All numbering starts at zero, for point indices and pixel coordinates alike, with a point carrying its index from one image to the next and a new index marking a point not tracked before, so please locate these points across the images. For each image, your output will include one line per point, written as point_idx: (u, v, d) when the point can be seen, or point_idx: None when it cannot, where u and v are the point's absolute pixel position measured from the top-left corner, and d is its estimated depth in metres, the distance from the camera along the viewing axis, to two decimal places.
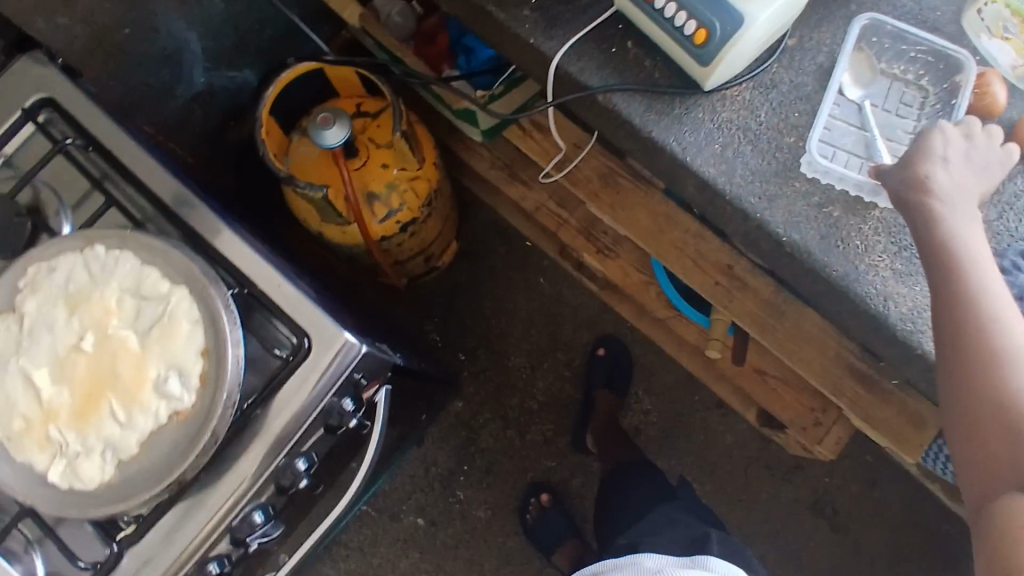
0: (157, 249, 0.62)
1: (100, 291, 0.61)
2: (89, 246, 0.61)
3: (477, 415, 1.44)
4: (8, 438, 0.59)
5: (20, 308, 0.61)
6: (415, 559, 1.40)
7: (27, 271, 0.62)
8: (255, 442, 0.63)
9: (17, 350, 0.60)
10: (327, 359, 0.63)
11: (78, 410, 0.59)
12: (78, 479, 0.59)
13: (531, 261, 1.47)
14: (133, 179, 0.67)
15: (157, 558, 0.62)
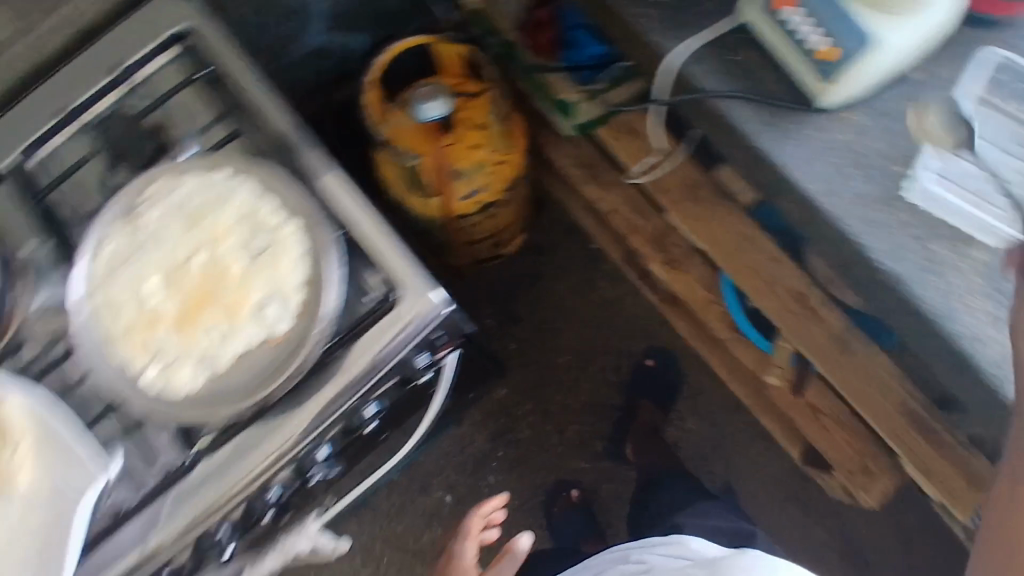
0: (276, 182, 0.66)
1: (218, 212, 0.65)
2: (215, 169, 0.66)
3: (519, 403, 1.45)
4: (110, 337, 0.62)
5: (143, 217, 0.65)
6: (438, 535, 1.42)
7: (153, 184, 0.66)
8: (332, 383, 0.64)
9: (133, 255, 0.64)
10: (416, 313, 0.65)
11: (182, 319, 0.63)
12: (172, 385, 0.62)
13: (595, 262, 1.47)
14: (257, 116, 0.71)
15: (222, 478, 0.63)
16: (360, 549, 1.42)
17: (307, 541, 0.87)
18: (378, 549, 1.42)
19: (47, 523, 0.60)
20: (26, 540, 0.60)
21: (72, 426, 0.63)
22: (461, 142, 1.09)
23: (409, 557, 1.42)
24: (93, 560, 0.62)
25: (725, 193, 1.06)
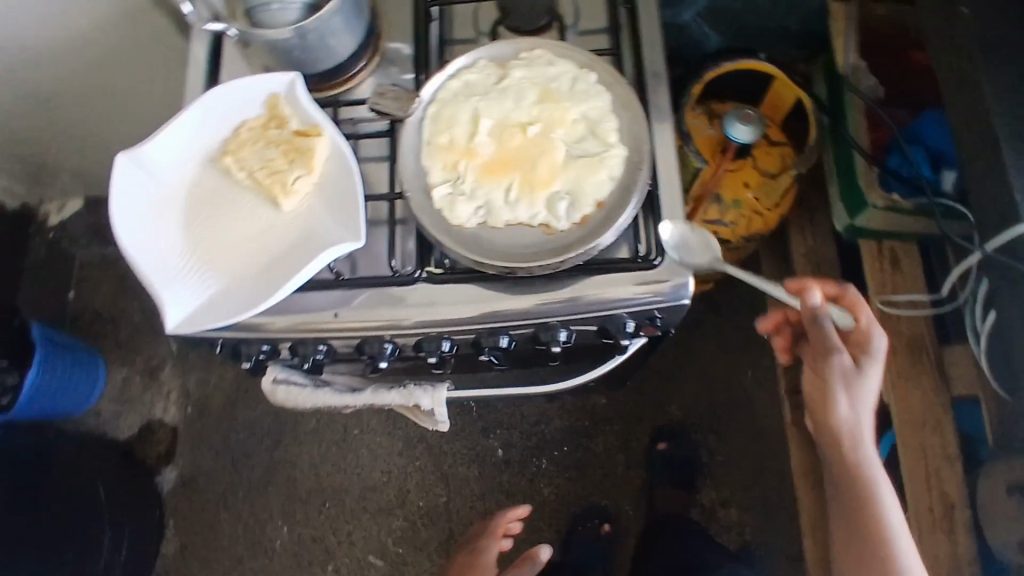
0: (627, 110, 0.69)
1: (568, 103, 0.69)
2: (587, 69, 0.70)
3: (609, 420, 1.45)
4: (431, 144, 0.69)
5: (510, 70, 0.71)
6: (471, 474, 1.46)
7: (534, 51, 0.71)
8: (562, 291, 0.69)
9: (485, 95, 0.70)
10: (661, 285, 0.68)
11: (489, 166, 0.68)
12: (451, 211, 0.67)
13: (757, 352, 1.44)
14: (638, 48, 0.76)
15: (435, 305, 0.69)
16: (404, 439, 1.48)
17: (428, 402, 0.80)
18: (417, 450, 1.48)
19: (297, 251, 0.67)
20: (276, 251, 0.68)
21: (355, 184, 0.67)
22: (738, 175, 1.10)
23: (436, 475, 1.46)
24: (306, 299, 0.71)
25: (939, 370, 1.06)
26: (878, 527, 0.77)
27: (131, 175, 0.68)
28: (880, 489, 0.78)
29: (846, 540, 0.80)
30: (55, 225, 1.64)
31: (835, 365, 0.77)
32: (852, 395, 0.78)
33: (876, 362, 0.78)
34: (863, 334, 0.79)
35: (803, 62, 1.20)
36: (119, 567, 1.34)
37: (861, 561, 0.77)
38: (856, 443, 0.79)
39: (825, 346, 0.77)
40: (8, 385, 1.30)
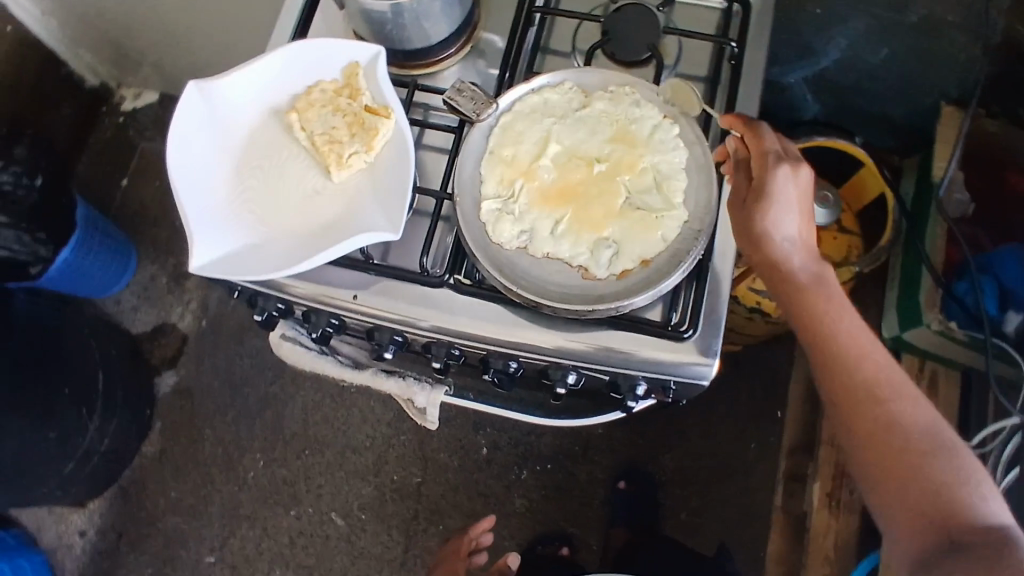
0: (699, 173, 0.66)
1: (641, 149, 0.66)
2: (671, 120, 0.67)
3: (599, 451, 1.44)
4: (493, 154, 0.67)
5: (593, 100, 0.68)
6: (451, 464, 1.46)
7: (624, 86, 0.68)
8: (583, 337, 0.67)
9: (561, 119, 0.68)
10: (682, 358, 0.66)
11: (546, 193, 0.65)
12: (494, 228, 0.65)
13: (766, 428, 1.39)
14: (731, 108, 0.72)
15: (456, 314, 0.69)
16: (396, 410, 1.49)
17: (423, 400, 0.80)
18: (406, 425, 1.48)
19: (335, 226, 0.66)
20: (315, 221, 0.67)
21: (408, 174, 0.65)
22: None
23: (417, 454, 1.47)
24: (332, 272, 0.70)
25: None
26: (879, 399, 0.59)
27: (197, 107, 0.68)
28: (858, 346, 0.62)
29: (845, 433, 0.61)
30: (128, 111, 1.69)
31: (760, 220, 0.64)
32: (764, 227, 0.64)
33: (787, 192, 0.64)
34: (761, 168, 0.65)
35: (898, 155, 1.14)
36: (99, 454, 1.38)
37: (874, 450, 0.58)
38: (815, 299, 0.64)
39: (744, 207, 0.66)
40: (40, 257, 1.33)
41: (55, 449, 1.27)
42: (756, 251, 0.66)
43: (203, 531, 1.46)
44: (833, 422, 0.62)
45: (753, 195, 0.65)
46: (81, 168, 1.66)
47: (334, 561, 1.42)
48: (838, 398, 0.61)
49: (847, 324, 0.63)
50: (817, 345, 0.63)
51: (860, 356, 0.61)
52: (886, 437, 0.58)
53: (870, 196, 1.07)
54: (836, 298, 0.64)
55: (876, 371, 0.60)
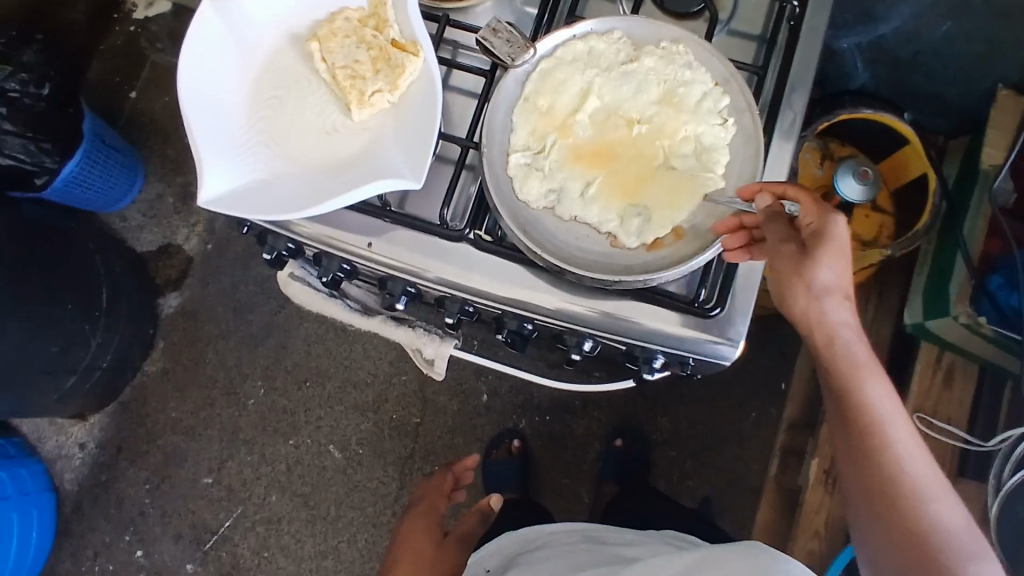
0: (744, 147, 0.62)
1: (686, 115, 0.62)
2: (722, 87, 0.62)
3: (598, 408, 1.44)
4: (528, 105, 0.63)
5: (641, 55, 0.63)
6: (450, 408, 1.46)
7: (676, 44, 0.63)
8: (604, 306, 0.65)
9: (605, 72, 0.63)
10: (705, 337, 0.64)
11: (579, 152, 0.61)
12: (522, 184, 0.62)
13: (768, 399, 1.39)
14: (784, 74, 0.67)
15: (473, 271, 0.66)
16: (400, 349, 1.48)
17: (431, 352, 0.78)
18: (408, 366, 1.48)
19: (352, 169, 0.63)
20: (331, 161, 0.63)
21: (433, 120, 0.61)
22: None
23: (417, 395, 1.47)
24: (348, 216, 0.67)
25: None
26: (910, 497, 0.56)
27: (210, 26, 0.63)
28: (895, 435, 0.58)
29: (866, 521, 0.58)
30: (139, 19, 1.62)
31: (814, 274, 0.58)
32: (819, 282, 0.58)
33: (845, 246, 0.58)
34: (819, 222, 0.58)
35: (944, 135, 1.09)
36: (100, 370, 1.39)
37: (899, 548, 0.55)
38: (859, 378, 0.59)
39: (802, 261, 0.58)
40: (46, 168, 1.28)
41: (58, 363, 1.27)
42: (806, 313, 0.60)
43: (202, 451, 1.48)
44: (853, 501, 0.59)
45: (809, 249, 0.58)
46: (89, 76, 1.60)
47: (329, 492, 1.45)
48: (866, 487, 0.58)
49: (883, 406, 0.58)
50: (853, 425, 0.59)
51: (892, 442, 0.57)
52: (911, 538, 0.55)
53: (912, 176, 1.02)
54: (877, 378, 0.59)
55: (910, 468, 0.57)
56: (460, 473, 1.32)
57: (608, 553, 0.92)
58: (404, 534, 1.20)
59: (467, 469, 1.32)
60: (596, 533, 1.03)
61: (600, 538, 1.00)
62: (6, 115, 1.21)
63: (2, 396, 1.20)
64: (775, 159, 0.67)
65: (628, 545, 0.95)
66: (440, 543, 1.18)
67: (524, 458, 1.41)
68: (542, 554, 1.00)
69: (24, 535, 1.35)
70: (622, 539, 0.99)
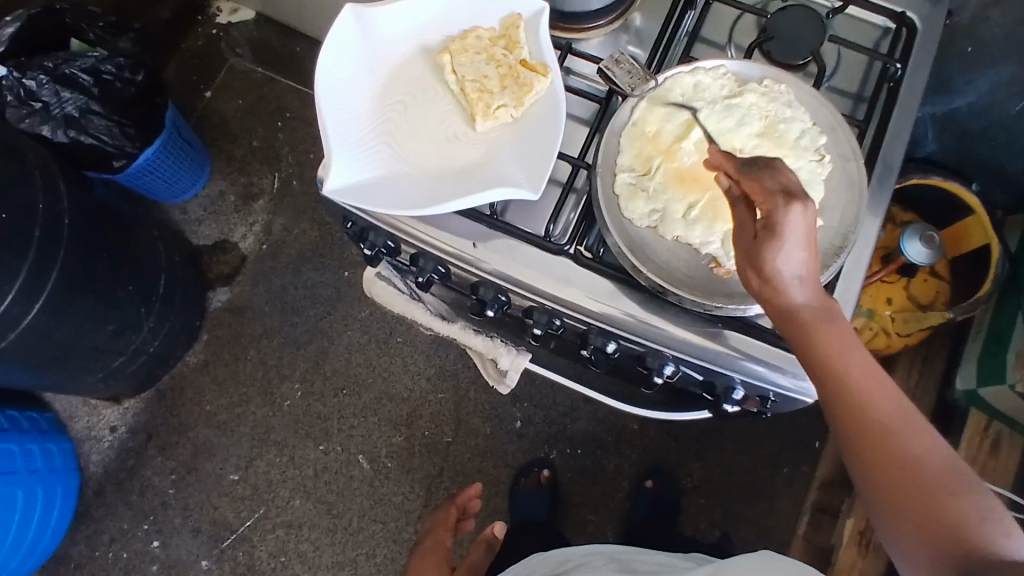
0: (844, 188, 0.65)
1: (789, 149, 0.64)
2: (820, 128, 0.66)
3: (630, 446, 1.44)
4: (636, 130, 0.66)
5: (744, 91, 0.66)
6: (483, 431, 1.47)
7: (777, 83, 0.67)
8: (695, 332, 0.67)
9: (710, 104, 0.66)
10: (792, 372, 0.66)
11: (683, 175, 0.64)
12: (627, 204, 0.65)
13: (799, 455, 1.39)
14: (884, 129, 0.71)
15: (571, 285, 0.68)
16: (438, 367, 1.50)
17: (507, 363, 0.80)
18: (445, 385, 1.49)
19: (473, 175, 0.66)
20: (453, 166, 0.67)
21: (554, 132, 0.65)
22: (888, 289, 1.06)
23: (451, 415, 1.48)
24: (454, 222, 0.70)
25: None
26: (890, 433, 0.51)
27: (350, 31, 0.67)
28: (859, 368, 0.52)
29: (851, 458, 0.53)
30: (222, 24, 1.69)
31: (766, 267, 0.52)
32: (773, 271, 0.52)
33: (802, 236, 0.51)
34: (763, 204, 0.52)
35: (1002, 210, 1.12)
36: (146, 355, 1.41)
37: (882, 479, 0.51)
38: (819, 335, 0.52)
39: (750, 245, 0.53)
40: (125, 152, 1.33)
41: (109, 343, 1.29)
42: (764, 296, 0.54)
43: (232, 448, 1.49)
44: (872, 489, 0.51)
45: (758, 241, 0.52)
46: (168, 72, 1.66)
47: (353, 502, 1.45)
48: (841, 421, 0.53)
49: (874, 391, 0.52)
50: (813, 365, 0.53)
51: (863, 379, 0.52)
52: (901, 476, 0.50)
53: (974, 245, 1.04)
54: (860, 357, 0.53)
55: (884, 399, 0.52)
56: (465, 505, 1.30)
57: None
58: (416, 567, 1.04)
59: (473, 500, 1.30)
60: (628, 562, 0.95)
61: (633, 566, 0.94)
62: (97, 97, 1.25)
63: (52, 368, 1.21)
64: (875, 204, 0.69)
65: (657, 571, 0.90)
66: None
67: (553, 489, 1.41)
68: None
69: (48, 512, 1.35)
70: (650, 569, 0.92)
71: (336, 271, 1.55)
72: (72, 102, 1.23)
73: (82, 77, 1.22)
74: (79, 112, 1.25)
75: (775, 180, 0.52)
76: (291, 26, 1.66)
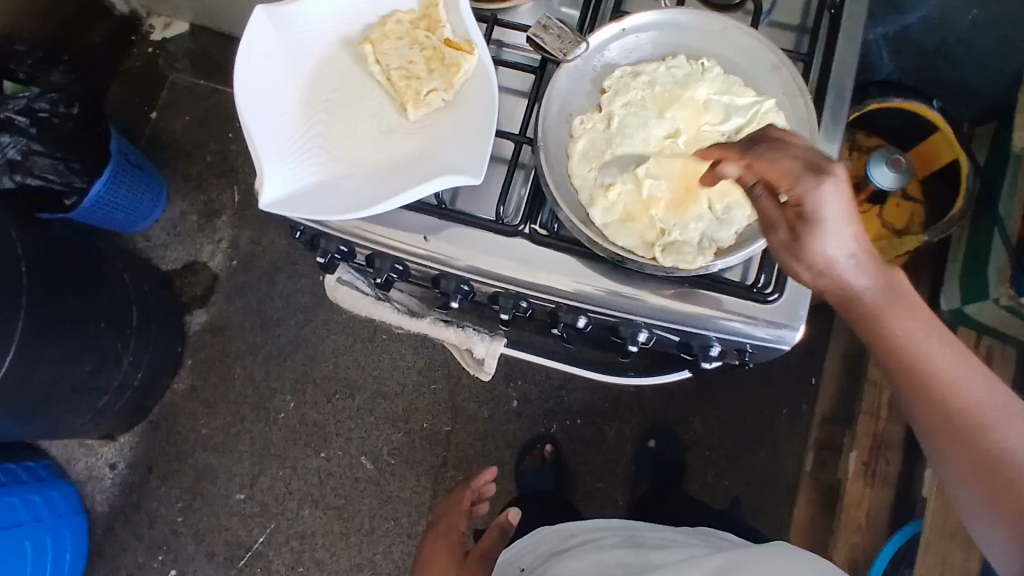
0: (788, 95, 0.63)
1: (690, 90, 0.62)
2: (672, 56, 0.64)
3: (630, 409, 1.43)
4: (599, 192, 0.62)
5: (608, 108, 0.63)
6: (481, 415, 1.46)
7: (612, 73, 0.64)
8: (663, 296, 0.65)
9: (608, 140, 0.62)
10: (765, 322, 0.65)
11: (675, 203, 0.60)
12: (678, 259, 0.60)
13: (797, 395, 1.39)
14: (830, 58, 0.68)
15: (532, 266, 0.66)
16: (427, 358, 1.49)
17: (482, 351, 0.78)
18: (437, 374, 1.48)
19: (425, 150, 0.64)
20: (394, 158, 0.64)
21: (482, 62, 0.64)
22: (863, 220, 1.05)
23: (447, 404, 1.47)
24: (403, 216, 0.68)
25: None
26: (980, 427, 0.48)
27: (264, 32, 0.64)
28: (937, 356, 0.50)
29: (938, 450, 0.50)
30: (157, 41, 1.63)
31: (814, 258, 0.51)
32: (822, 261, 0.51)
33: (840, 211, 0.50)
34: (793, 186, 0.50)
35: (968, 122, 1.10)
36: (131, 389, 1.39)
37: (973, 473, 0.48)
38: (885, 321, 0.51)
39: (792, 240, 0.51)
40: (75, 188, 1.29)
41: (91, 382, 1.27)
42: (818, 286, 0.52)
43: (234, 467, 1.48)
44: (965, 484, 0.49)
45: (799, 230, 0.51)
46: (109, 98, 1.61)
47: (362, 504, 1.44)
48: (925, 413, 0.50)
49: (958, 380, 0.49)
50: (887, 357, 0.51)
51: (946, 368, 0.50)
52: (997, 473, 0.47)
53: (941, 163, 1.03)
54: (937, 344, 0.50)
55: (970, 388, 0.49)
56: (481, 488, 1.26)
57: (638, 565, 0.86)
58: (422, 558, 1.01)
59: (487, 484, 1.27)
60: (636, 539, 0.94)
61: (640, 541, 0.93)
62: (36, 136, 1.23)
63: (38, 416, 1.19)
64: (828, 117, 0.67)
65: (667, 549, 0.88)
66: (465, 564, 0.96)
67: (557, 463, 1.40)
68: (580, 553, 0.91)
69: (59, 557, 1.34)
70: (658, 544, 0.91)
71: (311, 276, 1.53)
72: (12, 145, 1.21)
73: (17, 118, 1.21)
74: (21, 154, 1.23)
75: (797, 157, 0.51)
76: (229, 32, 1.61)
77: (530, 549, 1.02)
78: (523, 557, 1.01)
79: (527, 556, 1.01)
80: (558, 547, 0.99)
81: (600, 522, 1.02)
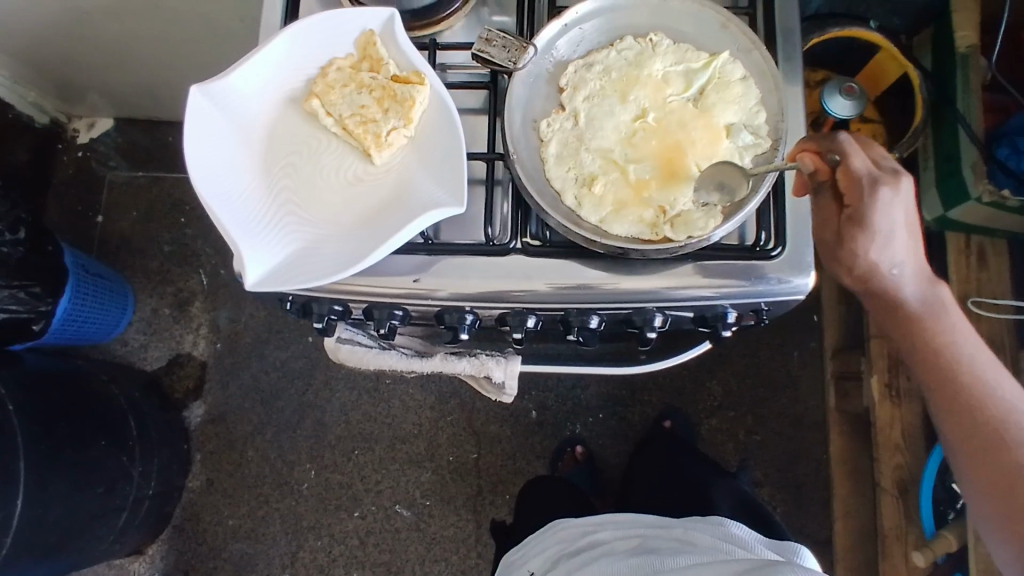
0: (743, 45, 0.63)
1: (648, 69, 0.62)
2: (620, 39, 0.63)
3: (648, 390, 1.43)
4: (586, 188, 0.61)
5: (571, 105, 0.62)
6: (503, 434, 1.44)
7: (564, 69, 0.63)
8: (669, 277, 0.65)
9: (580, 136, 0.62)
10: (774, 277, 0.65)
11: (665, 177, 0.60)
12: (687, 227, 0.59)
13: (804, 335, 1.40)
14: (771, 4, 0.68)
15: (535, 278, 0.65)
16: (437, 393, 1.47)
17: (500, 374, 0.76)
18: (450, 406, 1.46)
19: (401, 186, 0.63)
20: (369, 204, 0.63)
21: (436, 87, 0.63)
22: None
23: (467, 432, 1.45)
24: (391, 261, 0.66)
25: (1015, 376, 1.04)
26: (1002, 434, 0.62)
27: (207, 113, 0.62)
28: (978, 379, 0.65)
29: (961, 454, 0.65)
30: (85, 143, 1.58)
31: (856, 256, 0.64)
32: (862, 263, 0.64)
33: (889, 220, 0.62)
34: (853, 190, 0.62)
35: (905, 35, 1.12)
36: (148, 500, 1.33)
37: (988, 472, 0.62)
38: (930, 334, 0.66)
39: (843, 238, 0.64)
40: (41, 312, 1.25)
41: (107, 506, 1.22)
42: (868, 285, 0.66)
43: (270, 550, 1.43)
44: (975, 481, 0.64)
45: (847, 228, 0.63)
46: (50, 213, 1.55)
47: (409, 552, 1.41)
48: (954, 417, 0.65)
49: (992, 399, 0.64)
50: (931, 374, 0.66)
51: (992, 392, 0.64)
52: (1001, 469, 0.61)
53: (890, 79, 1.05)
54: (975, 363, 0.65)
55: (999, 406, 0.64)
56: None
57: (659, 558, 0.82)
58: None
59: None
60: (651, 543, 0.88)
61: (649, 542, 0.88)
62: None
63: (61, 555, 1.13)
64: (784, 59, 0.67)
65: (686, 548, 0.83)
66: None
67: (591, 462, 1.39)
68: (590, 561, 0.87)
69: None
70: (674, 548, 0.84)
71: (300, 340, 1.50)
72: None
73: None
74: None
75: (859, 163, 0.62)
76: (153, 118, 1.57)
77: (537, 547, 1.02)
78: (531, 558, 1.00)
79: (534, 560, 0.99)
80: (566, 549, 0.96)
81: (612, 517, 0.99)
